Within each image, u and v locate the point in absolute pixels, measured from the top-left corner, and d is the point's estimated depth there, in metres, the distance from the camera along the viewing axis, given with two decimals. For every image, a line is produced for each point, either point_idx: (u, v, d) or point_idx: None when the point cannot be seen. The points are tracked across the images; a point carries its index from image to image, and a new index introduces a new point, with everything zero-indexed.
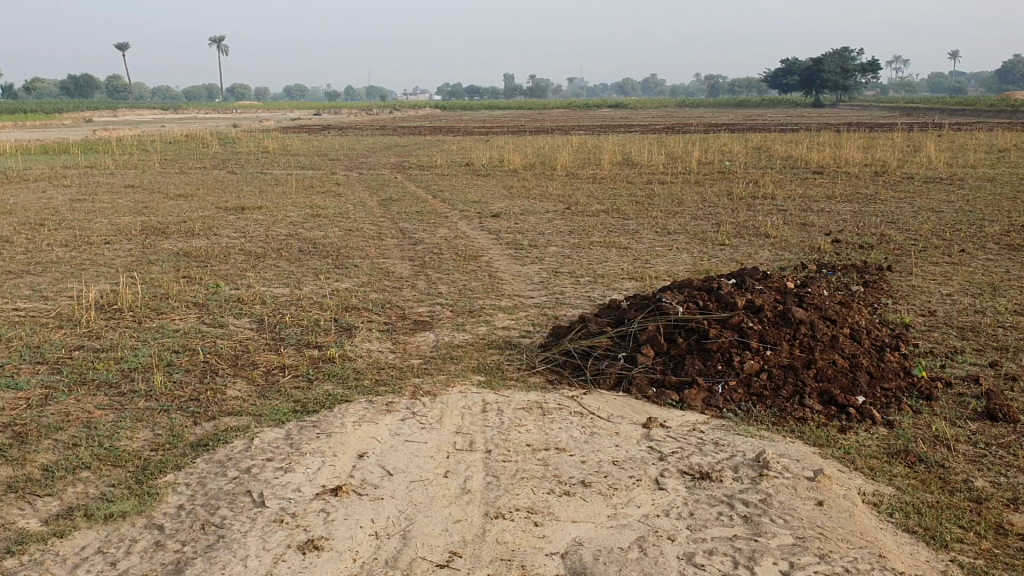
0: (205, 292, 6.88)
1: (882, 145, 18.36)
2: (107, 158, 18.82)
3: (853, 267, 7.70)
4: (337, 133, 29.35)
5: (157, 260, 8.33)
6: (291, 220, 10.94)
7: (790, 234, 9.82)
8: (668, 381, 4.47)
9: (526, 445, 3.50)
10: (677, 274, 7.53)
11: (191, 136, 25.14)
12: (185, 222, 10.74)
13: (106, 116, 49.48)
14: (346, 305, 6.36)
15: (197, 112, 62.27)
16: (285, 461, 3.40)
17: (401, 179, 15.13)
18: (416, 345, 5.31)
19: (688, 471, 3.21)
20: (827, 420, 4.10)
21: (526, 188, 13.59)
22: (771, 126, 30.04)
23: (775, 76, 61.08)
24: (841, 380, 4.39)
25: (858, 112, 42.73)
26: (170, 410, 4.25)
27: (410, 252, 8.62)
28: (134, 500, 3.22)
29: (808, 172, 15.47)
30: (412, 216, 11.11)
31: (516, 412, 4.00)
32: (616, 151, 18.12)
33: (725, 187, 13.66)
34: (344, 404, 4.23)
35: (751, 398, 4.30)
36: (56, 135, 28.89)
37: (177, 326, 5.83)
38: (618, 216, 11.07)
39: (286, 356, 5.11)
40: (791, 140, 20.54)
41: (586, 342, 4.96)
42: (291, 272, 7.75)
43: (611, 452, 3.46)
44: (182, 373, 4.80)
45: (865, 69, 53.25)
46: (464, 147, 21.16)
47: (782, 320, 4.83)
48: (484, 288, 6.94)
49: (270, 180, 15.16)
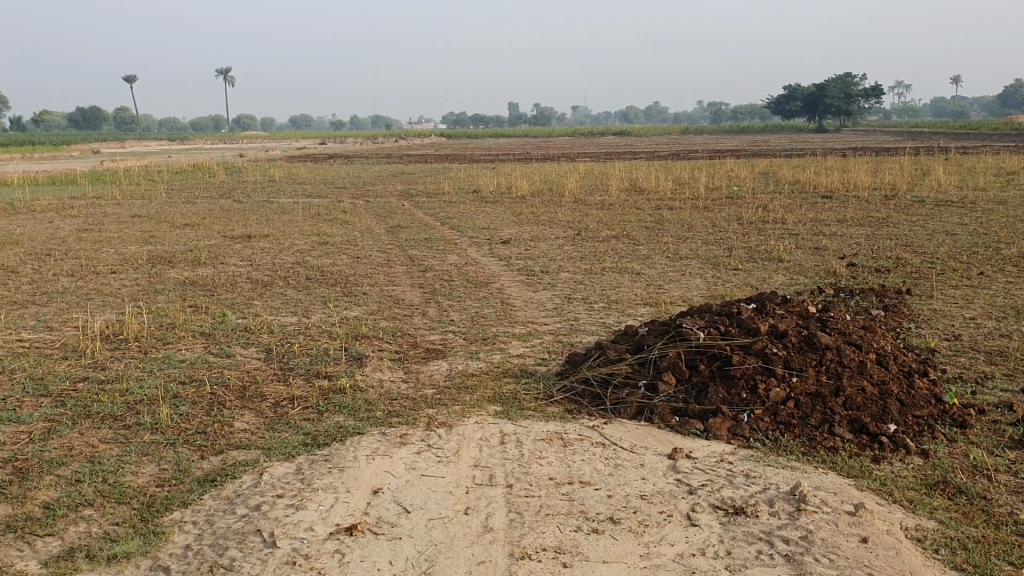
0: (212, 321, 6.75)
1: (890, 168, 18.25)
2: (114, 188, 18.77)
3: (872, 291, 7.55)
4: (343, 161, 29.35)
5: (164, 289, 8.20)
6: (299, 248, 10.84)
7: (805, 258, 9.67)
8: (691, 410, 4.32)
9: (548, 479, 3.35)
10: (693, 299, 7.39)
11: (198, 165, 25.14)
12: (192, 251, 10.64)
13: (113, 147, 49.73)
14: (356, 334, 6.22)
15: (201, 143, 62.55)
16: (298, 498, 3.25)
17: (408, 207, 15.05)
18: (429, 374, 5.17)
19: (721, 505, 3.04)
20: (859, 450, 3.94)
21: (534, 214, 13.49)
22: (778, 151, 29.99)
23: (779, 102, 61.18)
24: (871, 408, 4.23)
25: (862, 138, 42.71)
26: (177, 443, 4.11)
27: (419, 280, 8.49)
28: (139, 540, 3.07)
29: (817, 196, 15.36)
30: (420, 243, 11.00)
31: (535, 444, 3.85)
32: (623, 177, 18.06)
33: (735, 212, 13.55)
34: (357, 436, 4.08)
35: (778, 427, 4.14)
36: (62, 165, 29.01)
37: (184, 356, 5.70)
38: (629, 241, 10.96)
39: (295, 387, 4.97)
40: (798, 165, 20.49)
41: (605, 370, 4.82)
42: (300, 300, 7.64)
43: (638, 486, 3.30)
44: (189, 405, 4.66)
45: (868, 94, 53.29)
46: (470, 173, 21.12)
47: (807, 345, 4.69)
48: (496, 315, 6.81)
49: (278, 208, 15.10)
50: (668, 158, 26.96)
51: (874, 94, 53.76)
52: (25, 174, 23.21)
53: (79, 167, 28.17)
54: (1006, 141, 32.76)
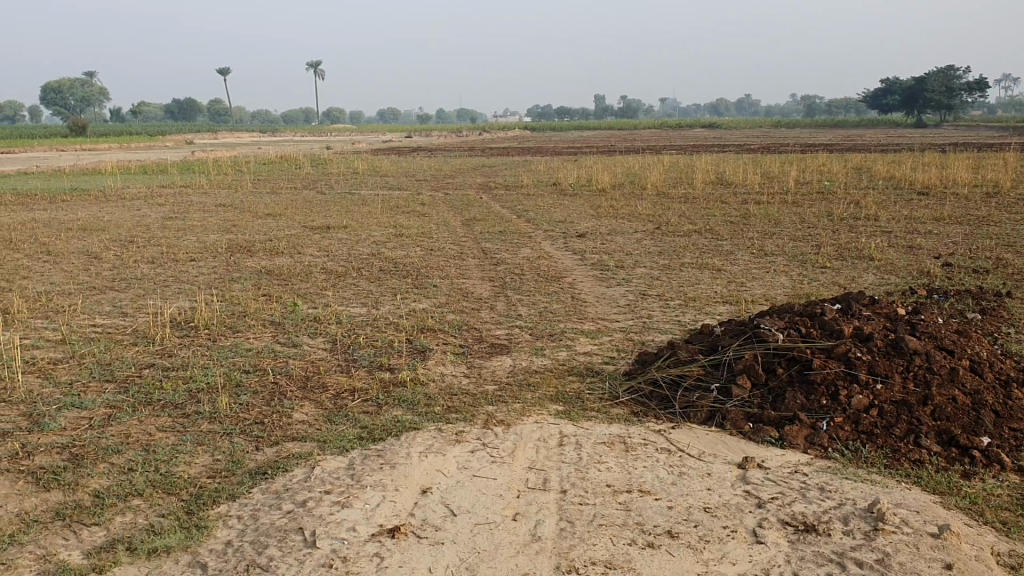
0: (282, 310, 6.75)
1: (993, 165, 17.37)
2: (202, 178, 19.17)
3: (969, 293, 7.11)
4: (428, 153, 29.45)
5: (239, 277, 8.27)
6: (375, 239, 10.84)
7: (897, 257, 9.22)
8: (766, 417, 4.09)
9: (605, 486, 3.16)
10: (774, 298, 7.07)
11: (284, 157, 25.57)
12: (272, 240, 10.75)
13: (206, 139, 51.10)
14: (423, 326, 6.13)
15: (290, 134, 63.88)
16: (343, 495, 3.13)
17: (487, 199, 14.95)
18: (492, 370, 5.03)
19: (790, 522, 2.81)
20: (948, 464, 3.64)
21: (613, 207, 13.26)
22: (874, 146, 28.93)
23: (874, 96, 59.21)
24: (962, 419, 3.92)
25: (964, 133, 40.99)
26: (233, 433, 4.05)
27: (492, 273, 8.38)
28: (182, 534, 3.00)
29: (912, 192, 14.73)
30: (496, 235, 10.90)
31: (596, 447, 3.67)
32: (708, 171, 17.64)
33: (825, 208, 13.05)
34: (412, 432, 3.96)
35: (860, 436, 3.88)
36: (157, 154, 29.91)
37: (250, 344, 5.68)
38: (710, 237, 10.62)
39: (356, 379, 4.88)
40: (893, 160, 19.73)
41: (676, 371, 4.61)
42: (371, 291, 7.58)
43: (702, 497, 3.09)
44: (249, 394, 4.61)
45: (970, 87, 51.12)
46: (551, 167, 20.92)
47: (894, 350, 4.39)
48: (566, 310, 6.62)
49: (358, 200, 15.21)
50: (757, 152, 26.24)
51: (976, 87, 51.58)
52: (121, 163, 23.98)
53: (172, 156, 29.00)
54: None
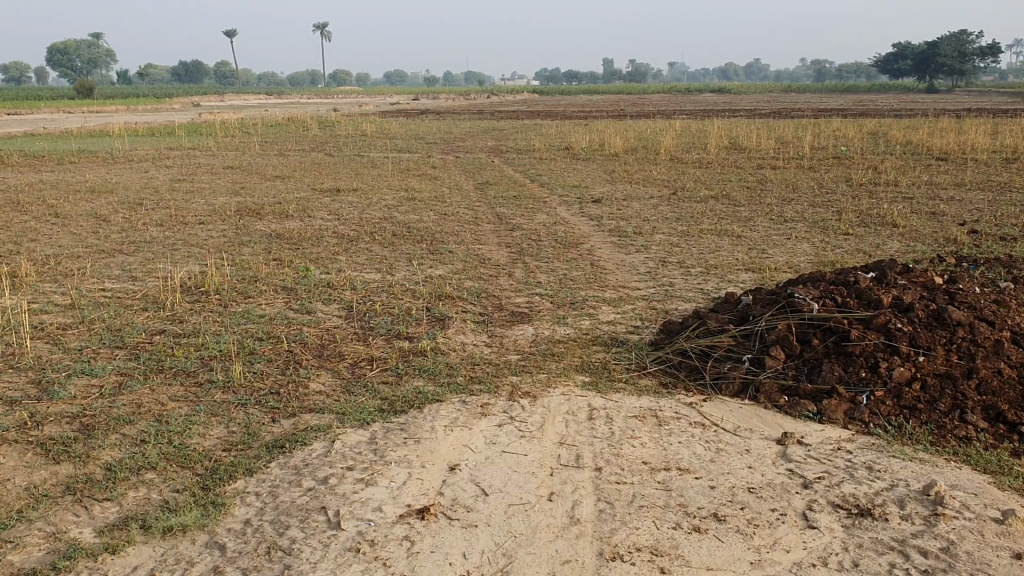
0: (295, 275, 6.58)
1: (1012, 130, 17.06)
2: (210, 140, 18.95)
3: (999, 261, 6.92)
4: (437, 116, 29.15)
5: (250, 241, 8.09)
6: (386, 203, 10.65)
7: (921, 223, 9.01)
8: (803, 390, 3.93)
9: (642, 464, 3.00)
10: (799, 266, 6.88)
11: (291, 119, 25.31)
12: (281, 203, 10.56)
13: (212, 101, 50.72)
14: (440, 293, 5.96)
15: (298, 96, 63.40)
16: (366, 471, 2.97)
17: (499, 163, 14.74)
18: (514, 339, 4.86)
19: (843, 505, 2.65)
20: (996, 441, 3.47)
21: (628, 172, 13.04)
22: (888, 111, 28.53)
23: (886, 61, 58.46)
24: (1009, 394, 3.74)
25: (978, 99, 40.41)
26: (248, 404, 3.90)
27: (507, 238, 8.19)
28: (198, 511, 2.85)
29: (931, 158, 14.47)
30: (510, 200, 10.69)
31: (628, 422, 3.51)
32: (722, 135, 17.36)
33: (843, 174, 12.81)
34: (435, 404, 3.81)
35: (902, 411, 3.71)
36: (164, 117, 29.71)
37: (263, 311, 5.52)
38: (728, 203, 10.41)
39: (374, 347, 4.72)
40: (910, 125, 19.40)
41: (706, 341, 4.44)
42: (384, 257, 7.41)
43: (745, 476, 2.93)
44: (264, 363, 4.46)
45: (984, 51, 50.41)
46: (563, 130, 20.65)
47: (936, 320, 4.20)
48: (586, 277, 6.45)
49: (368, 163, 15.01)
50: (769, 116, 25.90)
51: (989, 52, 50.88)
52: (128, 125, 23.74)
53: (178, 119, 28.73)
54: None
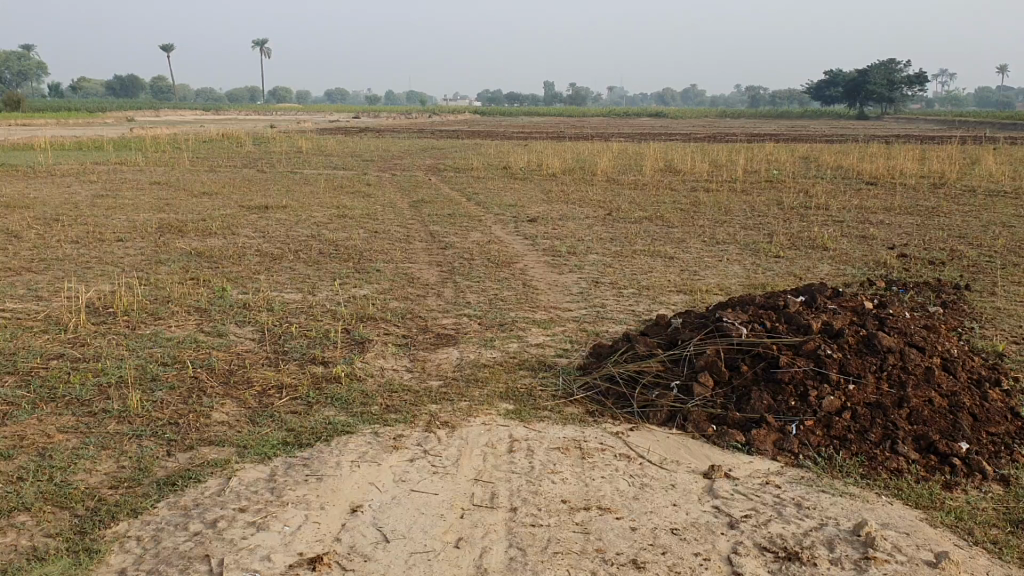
0: (210, 296, 6.27)
1: (937, 156, 17.42)
2: (137, 155, 18.41)
3: (928, 285, 6.93)
4: (374, 135, 28.84)
5: (168, 259, 7.75)
6: (315, 220, 10.37)
7: (851, 247, 9.04)
8: (731, 418, 3.78)
9: (560, 502, 2.81)
10: (730, 288, 6.79)
11: (224, 135, 24.77)
12: (206, 220, 10.21)
13: (147, 115, 49.79)
14: (362, 315, 5.72)
15: (235, 111, 62.72)
16: (261, 514, 2.73)
17: (435, 181, 14.53)
18: (436, 364, 4.64)
19: (769, 547, 2.50)
20: (928, 474, 3.36)
21: (563, 192, 12.95)
22: (819, 137, 29.00)
23: (818, 87, 59.75)
24: (939, 423, 3.65)
25: (904, 126, 41.50)
26: (143, 436, 3.61)
27: (438, 257, 7.98)
28: (70, 558, 2.57)
29: (861, 182, 14.68)
30: (443, 218, 10.50)
31: (549, 454, 3.32)
32: (658, 157, 17.43)
33: (775, 197, 12.89)
34: (345, 437, 3.57)
35: (832, 442, 3.59)
36: (93, 131, 28.95)
37: (172, 333, 5.22)
38: (663, 224, 10.34)
39: (286, 374, 4.47)
40: (841, 150, 19.72)
41: (634, 367, 4.27)
42: (308, 276, 7.14)
43: (669, 515, 2.76)
44: (165, 390, 4.16)
45: (911, 80, 51.85)
46: (500, 150, 20.55)
47: (866, 347, 4.11)
48: (516, 298, 6.27)
49: (300, 179, 14.69)
50: (706, 140, 26.15)
51: (916, 81, 52.38)
52: (52, 139, 22.97)
53: (110, 133, 28.06)
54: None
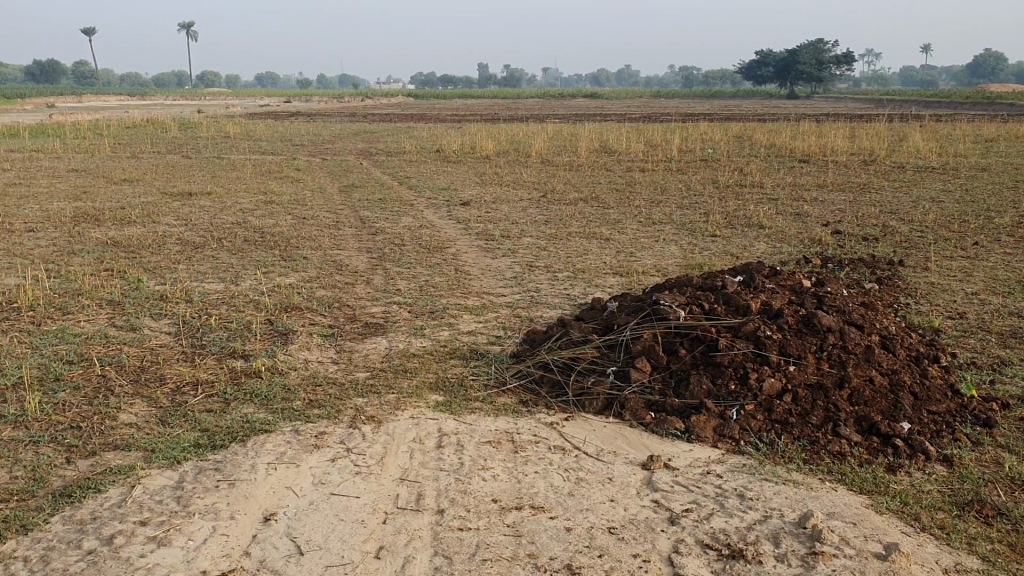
0: (125, 287, 5.94)
1: (866, 133, 17.62)
2: (55, 142, 17.67)
3: (863, 261, 6.90)
4: (305, 118, 28.30)
5: (82, 250, 7.36)
6: (241, 206, 10.00)
7: (786, 224, 9.02)
8: (669, 405, 3.64)
9: (491, 502, 2.63)
10: (666, 269, 6.68)
11: (148, 120, 24.01)
12: (125, 208, 9.77)
13: (70, 101, 48.38)
14: (287, 305, 5.45)
15: (161, 96, 61.20)
16: (164, 527, 2.50)
17: (366, 166, 14.18)
18: (363, 355, 4.42)
19: (711, 545, 2.36)
20: (871, 456, 3.26)
21: (498, 174, 12.75)
22: (751, 116, 29.22)
23: (748, 67, 60.34)
24: (880, 404, 3.56)
25: (834, 104, 42.20)
26: (41, 442, 3.33)
27: (368, 243, 7.73)
28: None
29: (793, 160, 14.77)
30: (375, 203, 10.22)
31: (480, 449, 3.13)
32: (593, 138, 17.31)
33: (709, 175, 12.88)
34: (262, 437, 3.34)
35: (774, 427, 3.46)
36: (13, 118, 27.93)
37: (80, 329, 4.90)
38: (598, 205, 10.21)
39: (202, 369, 4.20)
40: (774, 129, 19.85)
41: (569, 354, 4.10)
42: (231, 265, 6.82)
43: (607, 512, 2.60)
44: (69, 391, 3.87)
45: (840, 60, 52.66)
46: (434, 133, 20.21)
47: (806, 327, 4.00)
48: (449, 284, 6.06)
49: (227, 165, 14.24)
50: (639, 120, 26.13)
51: (845, 60, 53.20)
52: None
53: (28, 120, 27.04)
54: (975, 108, 32.14)
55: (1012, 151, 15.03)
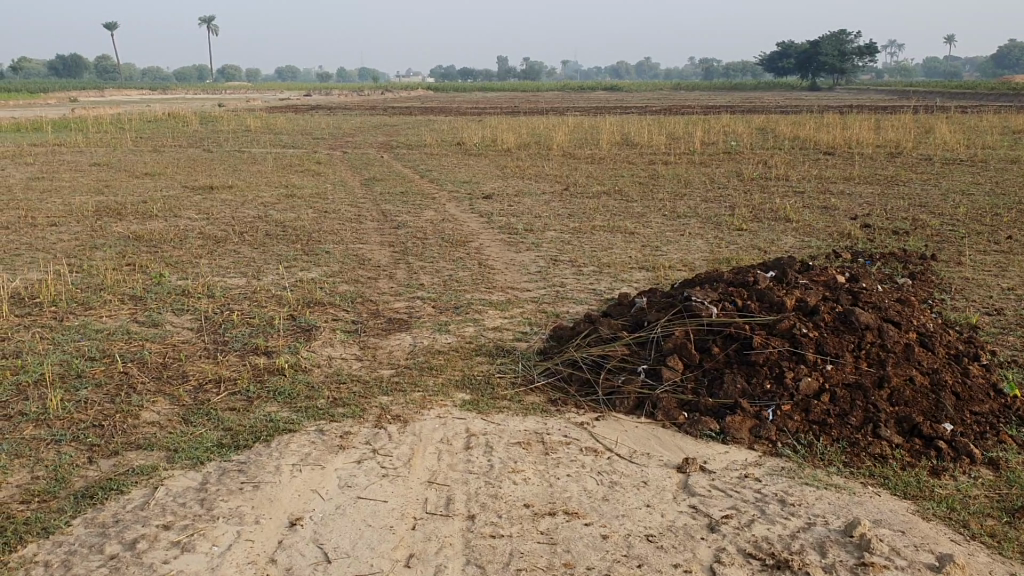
0: (146, 282, 5.89)
1: (891, 125, 17.37)
2: (78, 135, 17.69)
3: (893, 256, 6.77)
4: (324, 111, 28.27)
5: (104, 244, 7.32)
6: (262, 200, 9.95)
7: (813, 217, 8.87)
8: (703, 405, 3.54)
9: (523, 506, 2.55)
10: (693, 263, 6.57)
11: (171, 113, 24.05)
12: (146, 202, 9.74)
13: (92, 96, 48.70)
14: (309, 300, 5.39)
15: (183, 90, 61.47)
16: (188, 531, 2.44)
17: (387, 159, 14.11)
18: (388, 351, 4.34)
19: (753, 554, 2.28)
20: (913, 459, 3.15)
21: (519, 167, 12.65)
22: (772, 108, 28.96)
23: (770, 59, 59.89)
24: (921, 404, 3.44)
25: (856, 96, 41.72)
26: (62, 441, 3.27)
27: (391, 237, 7.66)
28: None
29: (818, 152, 14.58)
30: (396, 196, 10.16)
31: (510, 450, 3.05)
32: (614, 131, 17.19)
33: (733, 168, 12.72)
34: (286, 437, 3.27)
35: (811, 428, 3.35)
36: (34, 111, 28.03)
37: (102, 325, 4.84)
38: (621, 198, 10.10)
39: (225, 366, 4.14)
40: (797, 121, 19.63)
41: (598, 351, 4.01)
42: (253, 260, 6.76)
43: (644, 517, 2.51)
44: (91, 389, 3.82)
45: (863, 51, 52.08)
46: (455, 126, 20.12)
47: (843, 325, 3.89)
48: (473, 279, 5.98)
49: (247, 158, 14.22)
50: (660, 113, 25.88)
51: (869, 52, 52.62)
52: None
53: (51, 113, 27.18)
54: (1001, 99, 31.62)
55: None
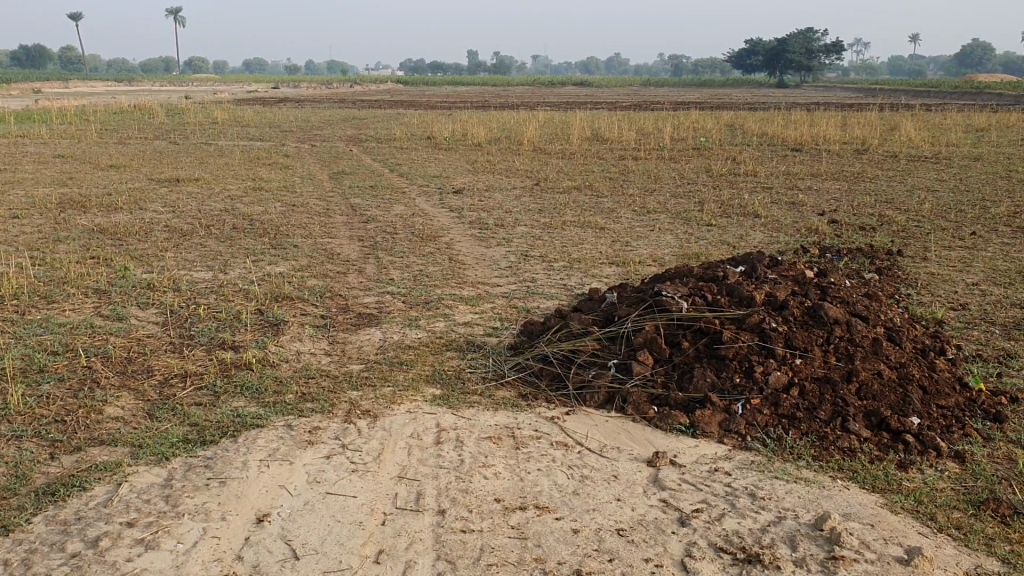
0: (111, 276, 5.79)
1: (857, 122, 17.54)
2: (40, 127, 17.39)
3: (861, 251, 6.82)
4: (293, 105, 28.01)
5: (67, 237, 7.20)
6: (229, 193, 9.83)
7: (781, 213, 8.93)
8: (673, 399, 3.54)
9: (494, 501, 2.54)
10: (662, 258, 6.58)
11: (137, 105, 23.74)
12: (110, 195, 9.58)
13: (57, 87, 47.94)
14: (277, 294, 5.32)
15: (148, 82, 60.70)
16: (152, 529, 2.40)
17: (356, 153, 14.00)
18: (357, 347, 4.30)
19: (724, 548, 2.28)
20: (881, 453, 3.17)
21: (490, 162, 12.62)
22: (742, 107, 29.09)
23: (738, 57, 60.26)
24: (889, 398, 3.46)
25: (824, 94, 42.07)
26: (23, 437, 3.20)
27: (360, 231, 7.60)
28: None
29: (786, 149, 14.69)
30: (365, 191, 10.08)
31: (481, 444, 3.03)
32: (584, 126, 17.20)
33: (702, 164, 12.76)
34: (254, 432, 3.22)
35: (781, 422, 3.36)
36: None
37: (65, 319, 4.75)
38: (592, 194, 10.09)
39: (191, 361, 4.08)
40: (765, 117, 19.77)
41: (569, 346, 4.00)
42: (220, 253, 6.68)
43: (615, 512, 2.50)
44: (53, 384, 3.74)
45: (831, 49, 52.54)
46: (425, 120, 20.04)
47: (812, 319, 3.90)
48: (443, 274, 5.94)
49: (214, 151, 14.04)
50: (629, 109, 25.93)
51: (836, 50, 53.10)
52: None
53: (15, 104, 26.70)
54: (965, 98, 32.01)
55: (1003, 141, 15.01)
